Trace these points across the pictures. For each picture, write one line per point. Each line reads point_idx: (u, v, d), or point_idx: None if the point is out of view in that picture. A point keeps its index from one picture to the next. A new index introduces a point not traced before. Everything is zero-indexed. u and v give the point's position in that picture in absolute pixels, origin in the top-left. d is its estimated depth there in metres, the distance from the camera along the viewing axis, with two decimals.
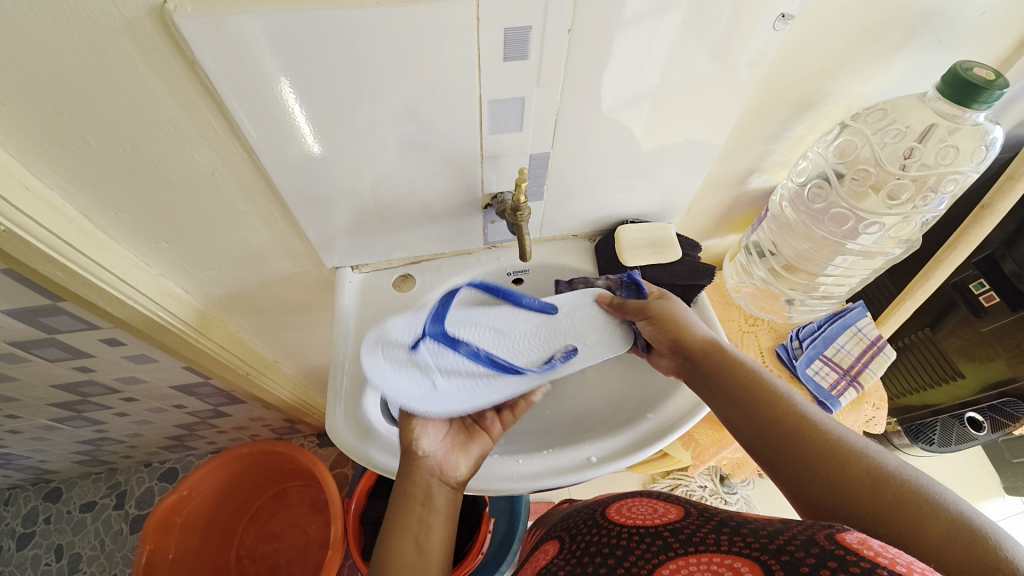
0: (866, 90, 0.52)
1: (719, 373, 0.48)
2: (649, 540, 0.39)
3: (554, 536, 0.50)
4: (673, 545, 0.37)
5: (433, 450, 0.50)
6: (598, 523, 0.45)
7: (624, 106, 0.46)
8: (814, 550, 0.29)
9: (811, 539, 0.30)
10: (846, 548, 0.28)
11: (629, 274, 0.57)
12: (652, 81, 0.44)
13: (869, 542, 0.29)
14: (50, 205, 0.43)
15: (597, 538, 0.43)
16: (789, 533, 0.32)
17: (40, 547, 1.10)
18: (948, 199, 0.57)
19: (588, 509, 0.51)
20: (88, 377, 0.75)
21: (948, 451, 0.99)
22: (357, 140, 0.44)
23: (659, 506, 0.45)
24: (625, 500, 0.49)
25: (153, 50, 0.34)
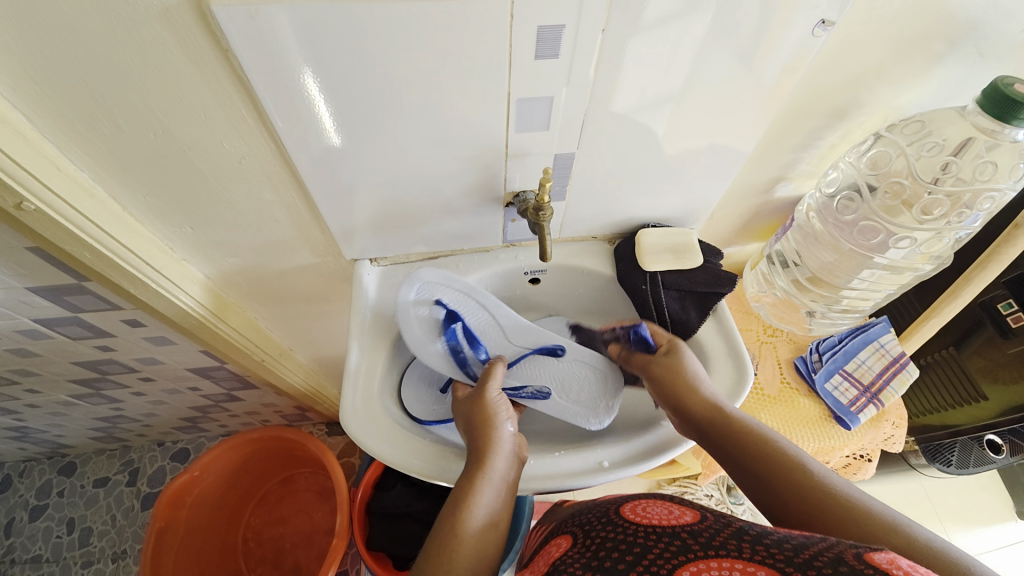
0: (902, 101, 0.50)
1: (728, 442, 0.48)
2: (667, 540, 0.38)
3: (566, 531, 0.49)
4: (693, 547, 0.37)
5: (502, 443, 0.50)
6: (611, 520, 0.44)
7: (653, 106, 0.45)
8: (844, 568, 0.30)
9: (839, 557, 0.31)
10: (873, 566, 0.29)
11: (635, 329, 0.59)
12: (684, 82, 0.43)
13: (898, 562, 0.30)
14: (80, 186, 0.44)
15: (611, 534, 0.42)
16: (815, 549, 0.33)
17: (53, 519, 1.13)
18: (984, 217, 0.55)
19: (601, 507, 0.49)
20: (107, 356, 0.76)
21: (963, 473, 0.97)
22: (383, 133, 0.44)
23: (674, 509, 0.44)
24: (639, 500, 0.47)
25: (188, 38, 0.35)
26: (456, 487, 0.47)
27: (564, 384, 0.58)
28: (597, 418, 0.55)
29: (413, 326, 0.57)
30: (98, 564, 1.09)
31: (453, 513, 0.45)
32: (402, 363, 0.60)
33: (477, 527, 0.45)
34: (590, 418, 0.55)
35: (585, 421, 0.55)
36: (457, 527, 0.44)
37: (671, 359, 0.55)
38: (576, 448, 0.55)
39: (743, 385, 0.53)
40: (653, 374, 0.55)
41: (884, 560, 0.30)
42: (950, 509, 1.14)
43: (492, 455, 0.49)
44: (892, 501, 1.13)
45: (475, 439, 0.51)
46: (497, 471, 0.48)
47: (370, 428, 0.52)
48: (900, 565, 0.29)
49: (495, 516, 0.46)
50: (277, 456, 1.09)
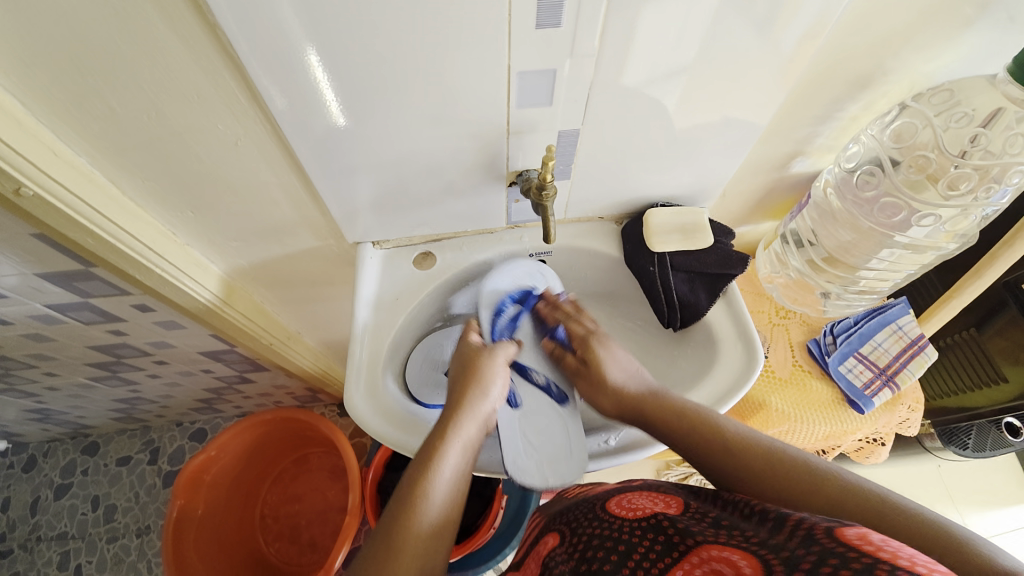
0: (930, 68, 0.47)
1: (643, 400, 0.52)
2: (650, 534, 0.39)
3: (554, 529, 0.50)
4: (673, 541, 0.38)
5: (479, 411, 0.50)
6: (598, 516, 0.45)
7: (665, 78, 0.43)
8: (816, 548, 0.30)
9: (811, 535, 0.31)
10: (847, 545, 0.29)
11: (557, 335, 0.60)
12: (698, 53, 0.41)
13: (872, 537, 0.29)
14: (77, 170, 0.43)
15: (599, 530, 0.43)
16: (789, 528, 0.33)
17: (77, 497, 1.17)
18: (1013, 192, 0.52)
19: (587, 503, 0.50)
20: (120, 340, 0.77)
21: (980, 456, 0.95)
22: (380, 112, 0.43)
23: (657, 498, 0.46)
24: (624, 494, 0.49)
25: (175, 16, 0.33)
26: (425, 443, 0.47)
27: (533, 421, 0.54)
28: (515, 466, 0.49)
29: (506, 274, 0.58)
30: (124, 539, 1.13)
31: (419, 467, 0.45)
32: (406, 347, 0.58)
33: (441, 483, 0.45)
34: (514, 463, 0.50)
35: (507, 460, 0.50)
36: (422, 480, 0.44)
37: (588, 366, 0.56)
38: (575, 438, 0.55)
39: (754, 368, 0.52)
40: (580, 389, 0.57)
41: (857, 536, 0.30)
42: (964, 492, 1.13)
43: (463, 416, 0.49)
44: (905, 483, 1.12)
45: (455, 393, 0.51)
46: (466, 432, 0.48)
47: (374, 411, 0.52)
48: (873, 540, 0.29)
49: (462, 471, 0.47)
50: (290, 436, 1.11)
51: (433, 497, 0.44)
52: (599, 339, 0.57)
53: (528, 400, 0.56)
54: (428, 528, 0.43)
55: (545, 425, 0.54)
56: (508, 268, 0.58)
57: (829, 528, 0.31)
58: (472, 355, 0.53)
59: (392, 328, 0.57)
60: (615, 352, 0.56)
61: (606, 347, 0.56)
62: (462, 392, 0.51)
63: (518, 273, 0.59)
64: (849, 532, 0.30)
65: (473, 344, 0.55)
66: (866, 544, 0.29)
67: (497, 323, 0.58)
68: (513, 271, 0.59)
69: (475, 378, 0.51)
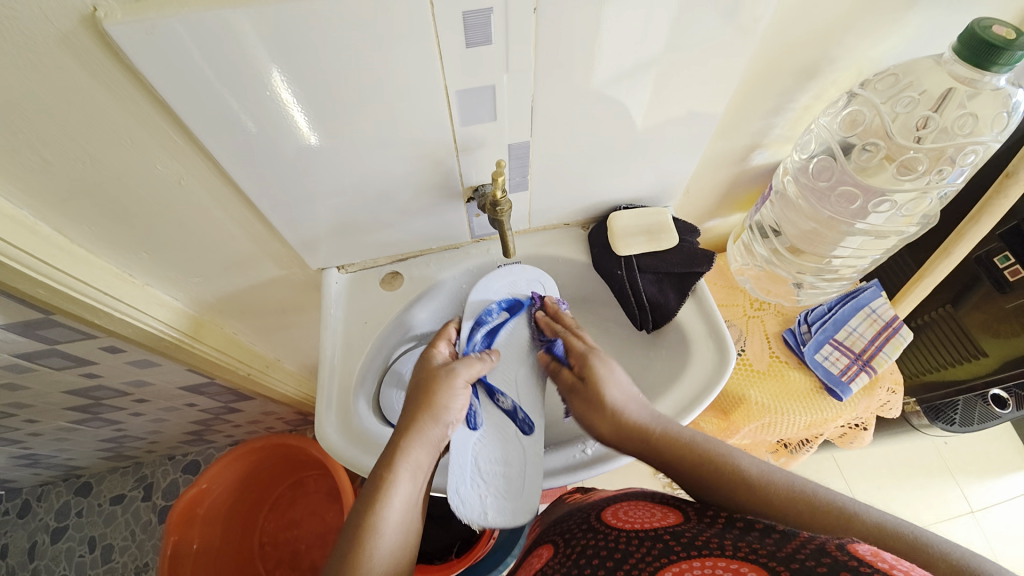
0: (875, 53, 0.47)
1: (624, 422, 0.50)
2: (649, 542, 0.39)
3: (548, 540, 0.49)
4: (675, 548, 0.37)
5: (428, 437, 0.48)
6: (593, 527, 0.45)
7: (629, 77, 0.43)
8: (825, 559, 0.30)
9: (821, 548, 0.31)
10: (859, 559, 0.30)
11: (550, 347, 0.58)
12: (661, 52, 0.41)
13: (881, 555, 0.30)
14: (21, 224, 0.42)
15: (593, 542, 0.42)
16: (796, 542, 0.33)
17: (73, 540, 1.16)
18: (968, 171, 0.52)
19: (581, 513, 0.50)
20: (96, 382, 0.76)
21: (968, 429, 0.96)
22: (324, 140, 0.42)
23: (656, 510, 0.44)
24: (620, 504, 0.48)
25: (94, 61, 0.33)
26: (373, 476, 0.45)
27: (491, 448, 0.51)
28: (457, 496, 0.47)
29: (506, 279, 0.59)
30: None
31: (366, 503, 0.43)
32: (379, 370, 0.58)
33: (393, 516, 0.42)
34: (457, 494, 0.47)
35: (449, 488, 0.47)
36: (371, 515, 0.42)
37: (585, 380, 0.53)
38: (559, 445, 0.56)
39: (726, 365, 0.52)
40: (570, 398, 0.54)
41: (870, 551, 0.30)
42: (957, 464, 1.13)
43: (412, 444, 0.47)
44: (899, 460, 1.12)
45: (405, 420, 0.48)
46: (416, 460, 0.46)
47: (346, 440, 0.51)
48: (885, 558, 0.29)
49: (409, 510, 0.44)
50: (283, 461, 1.10)
51: (384, 539, 0.41)
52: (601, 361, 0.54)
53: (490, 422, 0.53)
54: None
55: (504, 452, 0.51)
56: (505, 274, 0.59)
57: (840, 542, 0.32)
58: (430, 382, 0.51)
59: (361, 352, 0.56)
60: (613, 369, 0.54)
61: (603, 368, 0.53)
62: (415, 425, 0.48)
63: (518, 279, 0.59)
64: (862, 547, 0.31)
65: (438, 361, 0.53)
66: (880, 561, 0.29)
67: (475, 338, 0.56)
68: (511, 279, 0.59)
69: (429, 409, 0.49)
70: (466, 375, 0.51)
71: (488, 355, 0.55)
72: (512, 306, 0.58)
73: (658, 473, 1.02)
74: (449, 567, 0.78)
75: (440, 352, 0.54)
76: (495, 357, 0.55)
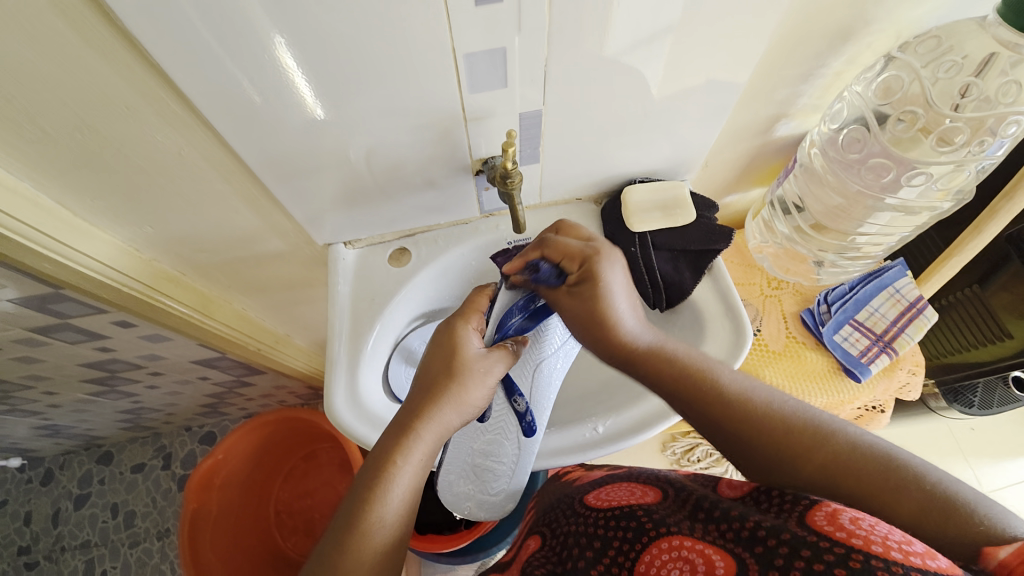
0: (917, 13, 0.44)
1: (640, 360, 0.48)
2: (625, 525, 0.39)
3: (536, 531, 0.49)
4: (647, 529, 0.37)
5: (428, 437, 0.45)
6: (576, 512, 0.45)
7: (640, 45, 0.40)
8: (785, 537, 0.29)
9: (781, 525, 0.31)
10: (818, 533, 0.29)
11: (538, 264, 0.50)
12: (683, 11, 0.38)
13: (840, 519, 0.29)
14: (23, 197, 0.41)
15: (575, 530, 0.42)
16: (761, 517, 0.32)
17: (96, 506, 1.20)
18: (1010, 143, 0.49)
19: (566, 499, 0.50)
20: (111, 356, 0.77)
21: (985, 412, 0.94)
22: (327, 110, 0.41)
23: (637, 489, 0.45)
24: (604, 487, 0.48)
25: (83, 23, 0.31)
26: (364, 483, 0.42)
27: (489, 442, 0.53)
28: (442, 484, 0.52)
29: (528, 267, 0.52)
30: (145, 543, 1.17)
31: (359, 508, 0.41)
32: (389, 344, 0.57)
33: (388, 520, 0.41)
34: (445, 480, 0.52)
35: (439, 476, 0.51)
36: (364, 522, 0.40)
37: (585, 287, 0.49)
38: (567, 424, 0.56)
39: (743, 343, 0.51)
40: (564, 313, 0.51)
41: (828, 521, 0.29)
42: (971, 446, 1.12)
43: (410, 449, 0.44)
44: (912, 441, 1.11)
45: (405, 418, 0.46)
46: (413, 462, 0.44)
47: (359, 418, 0.52)
48: (843, 526, 0.28)
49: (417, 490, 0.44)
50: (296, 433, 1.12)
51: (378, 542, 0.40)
52: (607, 258, 0.50)
53: (497, 416, 0.53)
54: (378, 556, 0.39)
55: (499, 449, 0.53)
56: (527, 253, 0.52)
57: (802, 516, 0.31)
58: (453, 351, 0.48)
59: (370, 329, 0.55)
60: (619, 271, 0.50)
61: (606, 271, 0.49)
62: (438, 389, 0.46)
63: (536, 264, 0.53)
64: (820, 517, 0.30)
65: (466, 342, 0.49)
66: (837, 531, 0.28)
67: (507, 325, 0.52)
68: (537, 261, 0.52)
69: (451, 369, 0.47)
70: (494, 369, 0.48)
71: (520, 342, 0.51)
72: (541, 292, 0.54)
73: (666, 450, 1.02)
74: (459, 538, 0.80)
75: (470, 333, 0.49)
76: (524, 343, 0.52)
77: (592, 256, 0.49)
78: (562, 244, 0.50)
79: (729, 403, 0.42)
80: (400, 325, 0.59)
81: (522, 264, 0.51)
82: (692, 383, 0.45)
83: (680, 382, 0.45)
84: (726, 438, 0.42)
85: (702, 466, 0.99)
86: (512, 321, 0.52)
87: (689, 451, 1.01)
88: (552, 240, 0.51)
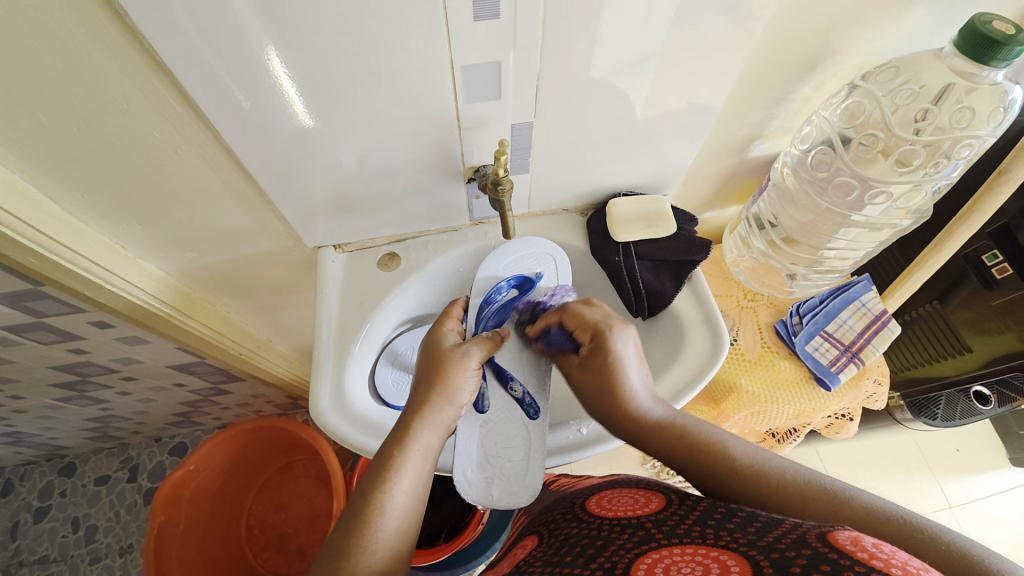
0: (877, 46, 0.48)
1: (640, 435, 0.48)
2: (632, 531, 0.41)
3: (532, 532, 0.53)
4: (656, 537, 0.39)
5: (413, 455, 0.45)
6: (577, 517, 0.48)
7: (625, 71, 0.43)
8: (807, 552, 0.30)
9: (802, 539, 0.32)
10: (838, 550, 0.29)
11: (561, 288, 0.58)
12: (665, 41, 0.41)
13: (861, 542, 0.30)
14: (10, 188, 0.41)
15: (577, 531, 0.45)
16: (779, 533, 0.34)
17: (56, 520, 1.14)
18: (963, 165, 0.53)
19: (565, 504, 0.54)
20: (84, 358, 0.75)
21: (948, 425, 0.98)
22: (327, 116, 0.42)
23: (639, 498, 0.48)
24: (604, 494, 0.52)
25: (93, 20, 0.32)
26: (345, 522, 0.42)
27: (496, 430, 0.52)
28: (459, 479, 0.49)
29: (510, 257, 0.58)
30: (107, 560, 1.11)
31: (343, 535, 0.41)
32: (375, 348, 0.58)
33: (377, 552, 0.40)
34: (462, 475, 0.49)
35: (454, 468, 0.49)
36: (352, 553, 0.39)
37: (592, 363, 0.52)
38: (554, 425, 0.57)
39: (720, 350, 0.53)
40: (577, 386, 0.54)
41: (851, 542, 0.30)
42: (936, 460, 1.16)
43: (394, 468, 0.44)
44: (881, 455, 1.15)
45: (390, 439, 0.46)
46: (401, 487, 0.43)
47: (342, 418, 0.51)
48: (866, 547, 0.29)
49: (421, 480, 0.45)
50: (273, 444, 1.09)
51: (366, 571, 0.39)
52: (616, 336, 0.51)
53: (498, 404, 0.54)
54: (385, 550, 0.41)
55: (507, 433, 0.52)
56: (516, 247, 0.59)
57: (823, 533, 0.32)
58: (444, 354, 0.51)
59: (356, 333, 0.56)
60: (631, 343, 0.52)
61: (614, 347, 0.51)
62: (420, 403, 0.48)
63: (529, 253, 0.59)
64: (842, 537, 0.30)
65: (447, 336, 0.53)
66: (860, 552, 0.29)
67: (484, 317, 0.56)
68: (520, 253, 0.59)
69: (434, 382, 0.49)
70: (471, 354, 0.51)
71: (499, 333, 0.54)
72: (520, 283, 0.58)
73: (646, 463, 1.03)
74: (438, 551, 0.80)
75: (447, 330, 0.54)
76: (505, 337, 0.55)
77: (601, 335, 0.51)
78: (579, 315, 0.52)
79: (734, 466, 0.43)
80: (388, 328, 0.59)
81: (540, 330, 0.55)
82: (699, 452, 0.45)
83: (690, 451, 0.46)
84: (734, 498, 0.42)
85: (681, 480, 1.01)
86: (493, 300, 0.56)
87: (669, 464, 1.03)
88: (570, 308, 0.54)
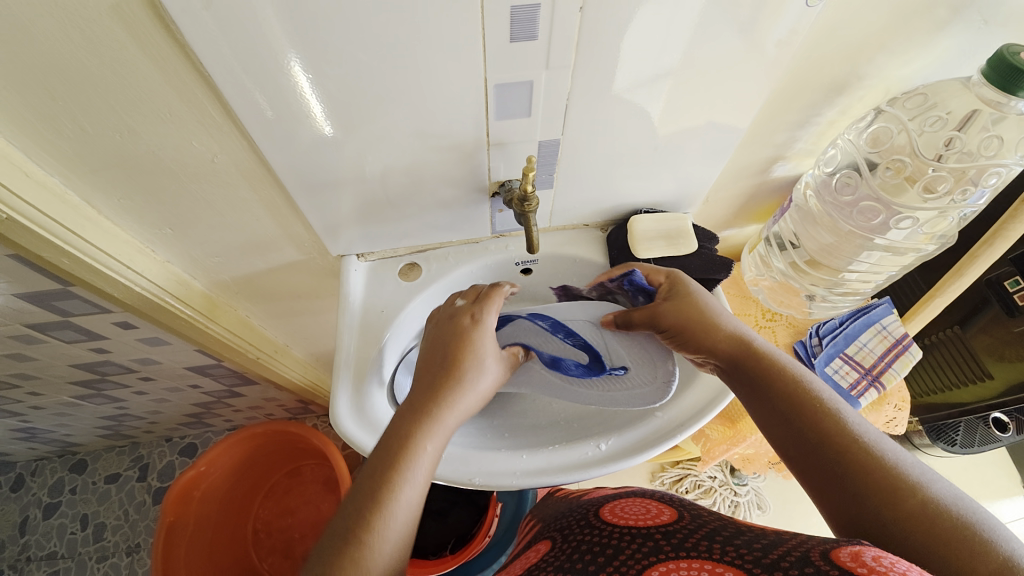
0: (904, 72, 0.48)
1: (727, 360, 0.49)
2: (640, 541, 0.41)
3: (547, 536, 0.52)
4: (663, 549, 0.39)
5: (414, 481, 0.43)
6: (590, 524, 0.48)
7: (642, 89, 0.44)
8: (807, 567, 0.31)
9: (805, 557, 0.32)
10: (836, 565, 0.30)
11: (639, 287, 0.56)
12: (693, 60, 0.41)
13: (860, 557, 0.30)
14: (50, 191, 0.42)
15: (588, 538, 0.45)
16: (784, 549, 0.34)
17: (66, 516, 1.15)
18: (990, 193, 0.53)
19: (580, 510, 0.53)
20: (104, 357, 0.76)
21: (966, 452, 0.97)
22: (360, 130, 0.43)
23: (652, 508, 0.48)
24: (619, 501, 0.52)
25: (142, 34, 0.33)
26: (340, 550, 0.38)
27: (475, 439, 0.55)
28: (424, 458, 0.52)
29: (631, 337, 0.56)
30: (114, 558, 1.11)
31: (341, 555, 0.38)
32: (394, 360, 0.59)
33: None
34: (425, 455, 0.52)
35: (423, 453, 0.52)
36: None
37: (675, 300, 0.53)
38: (571, 442, 0.56)
39: None
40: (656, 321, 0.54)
41: (852, 558, 0.30)
42: None
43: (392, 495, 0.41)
44: None
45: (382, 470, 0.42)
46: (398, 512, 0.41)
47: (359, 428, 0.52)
48: (865, 562, 0.29)
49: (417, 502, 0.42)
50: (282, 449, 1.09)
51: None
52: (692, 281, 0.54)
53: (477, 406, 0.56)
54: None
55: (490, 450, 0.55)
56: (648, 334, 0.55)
57: (827, 550, 0.32)
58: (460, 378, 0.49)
59: (376, 342, 0.56)
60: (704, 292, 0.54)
61: (691, 284, 0.54)
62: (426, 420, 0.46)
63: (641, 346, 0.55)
64: (844, 554, 0.31)
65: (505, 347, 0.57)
66: (860, 566, 0.29)
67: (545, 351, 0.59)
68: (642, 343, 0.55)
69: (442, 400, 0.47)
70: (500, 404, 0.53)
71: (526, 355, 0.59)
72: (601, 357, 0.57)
73: (655, 479, 1.02)
74: (443, 562, 0.78)
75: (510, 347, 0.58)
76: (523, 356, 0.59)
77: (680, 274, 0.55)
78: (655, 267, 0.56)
79: (836, 405, 0.42)
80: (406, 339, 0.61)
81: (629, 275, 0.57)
82: (791, 397, 0.44)
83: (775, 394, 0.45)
84: (791, 434, 0.43)
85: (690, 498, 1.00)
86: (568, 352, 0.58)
87: (679, 481, 1.02)
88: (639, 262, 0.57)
